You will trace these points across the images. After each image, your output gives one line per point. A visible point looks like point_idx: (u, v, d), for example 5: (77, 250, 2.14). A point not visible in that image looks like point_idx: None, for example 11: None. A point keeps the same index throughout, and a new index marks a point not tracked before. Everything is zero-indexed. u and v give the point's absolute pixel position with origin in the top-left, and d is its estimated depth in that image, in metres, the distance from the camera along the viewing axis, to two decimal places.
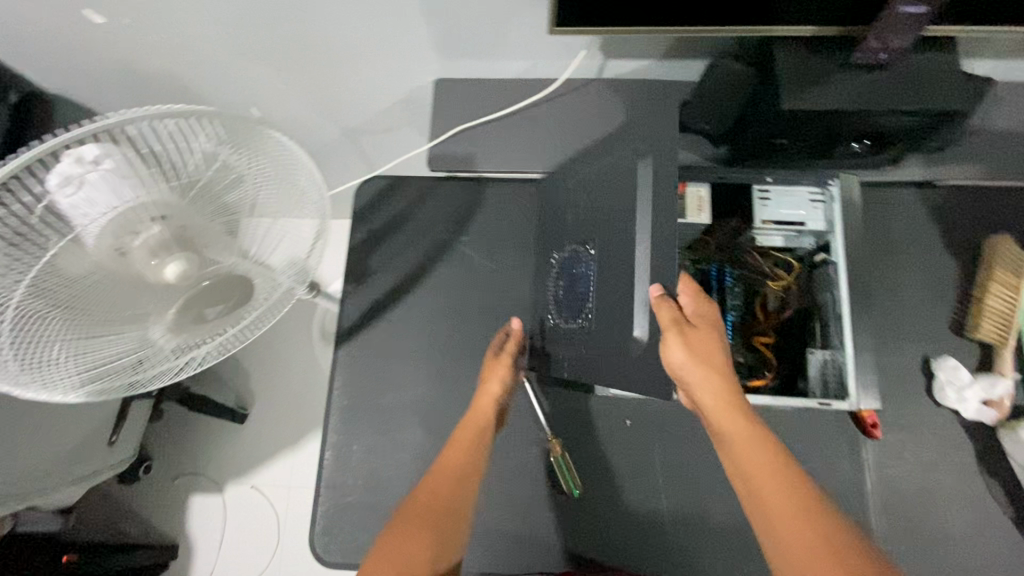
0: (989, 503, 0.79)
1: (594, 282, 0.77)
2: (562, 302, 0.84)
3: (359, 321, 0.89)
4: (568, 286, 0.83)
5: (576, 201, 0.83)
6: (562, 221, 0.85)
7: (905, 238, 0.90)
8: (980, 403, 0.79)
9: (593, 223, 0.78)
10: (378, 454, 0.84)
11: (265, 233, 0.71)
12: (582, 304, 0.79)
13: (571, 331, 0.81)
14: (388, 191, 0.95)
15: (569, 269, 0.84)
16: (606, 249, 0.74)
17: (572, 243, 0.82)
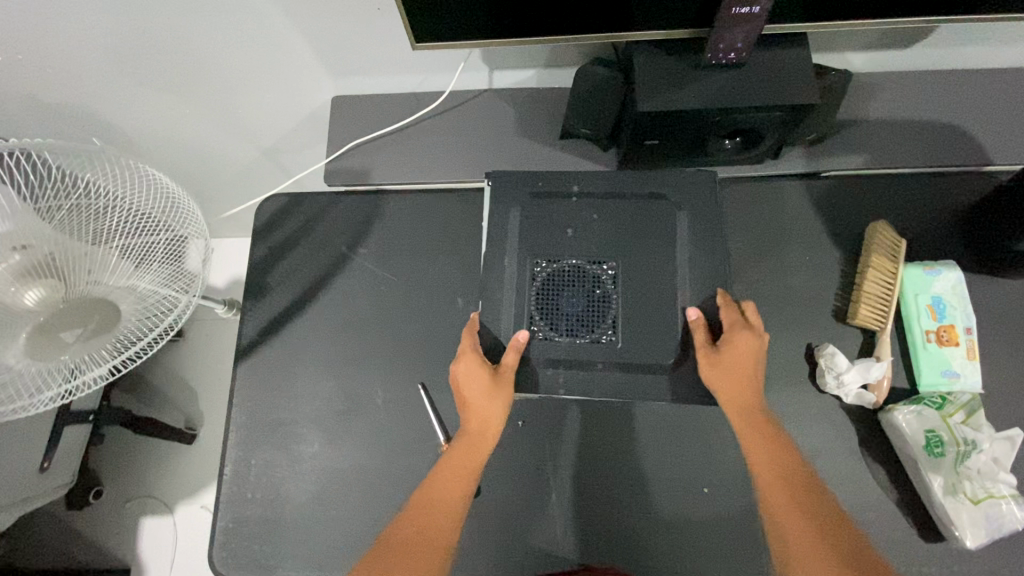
0: (875, 486, 0.80)
1: (618, 304, 0.75)
2: (547, 314, 0.76)
3: (259, 337, 0.91)
4: (557, 299, 0.76)
5: (579, 216, 0.79)
6: (553, 230, 0.78)
7: (792, 229, 0.91)
8: (858, 387, 0.81)
9: (613, 246, 0.77)
10: (277, 467, 0.86)
11: (142, 254, 0.74)
12: (599, 320, 0.75)
13: (580, 346, 0.74)
14: (288, 209, 0.97)
15: (558, 281, 0.77)
16: (639, 277, 0.76)
17: (578, 258, 0.77)
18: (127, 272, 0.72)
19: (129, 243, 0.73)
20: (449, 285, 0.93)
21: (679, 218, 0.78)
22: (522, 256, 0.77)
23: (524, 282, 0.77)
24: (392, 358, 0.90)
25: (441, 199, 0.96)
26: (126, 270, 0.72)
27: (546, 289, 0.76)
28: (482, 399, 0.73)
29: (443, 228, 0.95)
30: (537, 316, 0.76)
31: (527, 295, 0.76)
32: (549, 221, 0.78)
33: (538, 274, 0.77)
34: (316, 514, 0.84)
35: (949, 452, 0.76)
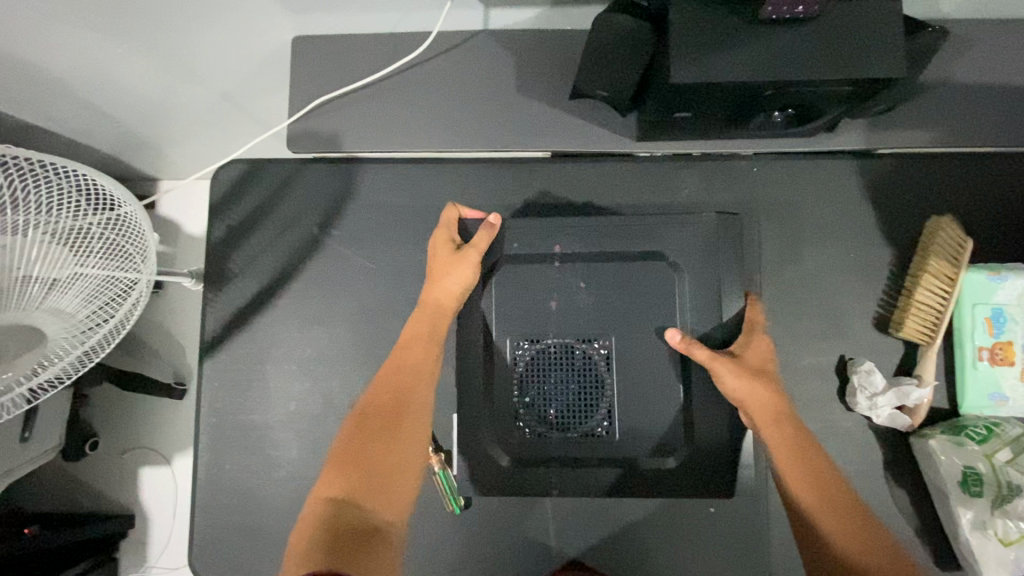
0: (897, 511, 0.73)
1: (613, 388, 0.65)
2: (534, 404, 0.66)
3: (223, 331, 0.81)
4: (542, 385, 0.66)
5: (564, 286, 0.66)
6: (534, 304, 0.66)
7: (839, 221, 0.78)
8: (891, 409, 0.72)
9: (603, 319, 0.65)
10: (251, 472, 0.79)
11: (73, 244, 0.64)
12: (593, 408, 0.65)
13: (572, 443, 0.65)
14: (249, 180, 0.83)
15: (544, 364, 0.66)
16: (632, 349, 0.65)
17: (563, 338, 0.65)
18: (62, 264, 0.63)
19: (50, 231, 0.62)
20: None
21: (679, 280, 0.66)
22: (499, 334, 0.67)
23: (506, 370, 0.66)
24: (372, 359, 0.80)
25: (423, 171, 0.82)
26: (59, 262, 0.63)
27: (530, 374, 0.66)
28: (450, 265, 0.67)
29: (431, 208, 0.81)
30: (523, 408, 0.66)
31: (509, 385, 0.66)
32: (530, 294, 0.66)
33: (519, 359, 0.66)
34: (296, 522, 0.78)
35: (985, 491, 0.69)
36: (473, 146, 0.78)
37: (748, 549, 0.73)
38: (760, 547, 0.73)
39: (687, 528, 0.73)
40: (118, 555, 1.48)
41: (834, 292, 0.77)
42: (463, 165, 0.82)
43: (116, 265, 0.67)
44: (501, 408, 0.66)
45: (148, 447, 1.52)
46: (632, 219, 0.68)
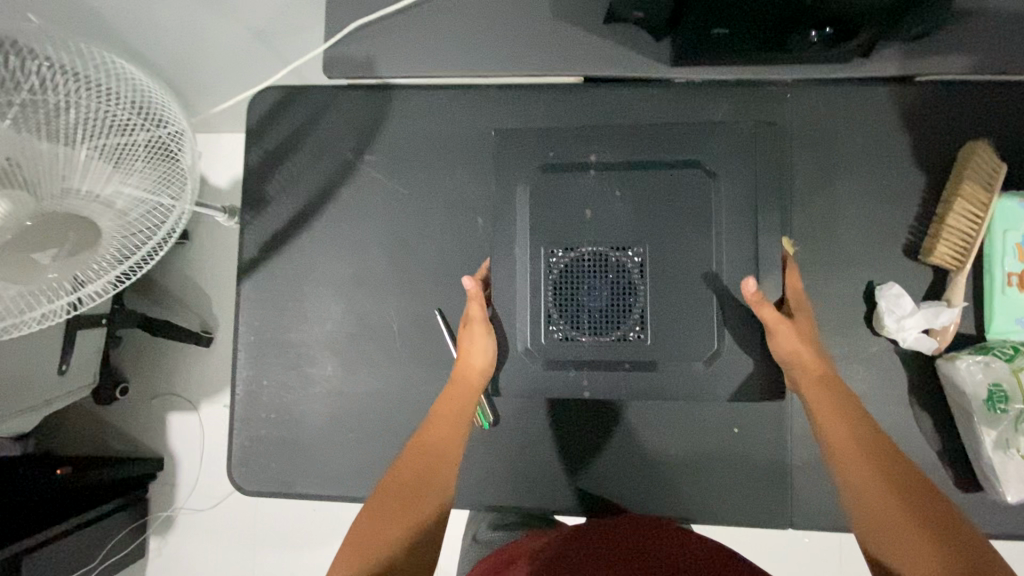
0: (919, 434, 0.75)
1: (648, 295, 0.60)
2: (568, 310, 0.62)
3: (261, 253, 0.83)
4: (577, 293, 0.61)
5: (598, 194, 0.61)
6: (566, 212, 0.62)
7: (871, 149, 0.78)
8: (918, 332, 0.73)
9: (640, 226, 0.61)
10: (289, 389, 0.82)
11: (116, 158, 0.65)
12: (626, 313, 0.61)
13: (604, 347, 0.61)
14: (284, 106, 0.84)
15: (578, 271, 0.61)
16: (671, 261, 0.60)
17: (598, 245, 0.61)
18: (106, 178, 0.64)
19: (102, 143, 0.63)
20: (467, 202, 0.81)
21: (719, 191, 0.61)
22: None
23: (537, 278, 0.62)
24: (405, 281, 0.82)
25: (456, 98, 0.82)
26: (104, 175, 0.64)
27: (564, 282, 0.62)
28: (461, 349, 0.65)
29: (463, 133, 0.82)
30: (556, 313, 0.62)
31: (541, 292, 0.62)
32: (563, 204, 0.62)
33: (554, 267, 0.62)
34: (332, 437, 0.81)
35: (1008, 409, 0.70)
36: (507, 70, 0.79)
37: (771, 466, 0.75)
38: (783, 465, 0.75)
39: (712, 444, 0.76)
40: (149, 495, 1.53)
41: (864, 219, 0.77)
42: (494, 92, 0.83)
43: (157, 185, 0.70)
44: (533, 316, 0.62)
45: (176, 393, 1.56)
46: (672, 124, 0.63)
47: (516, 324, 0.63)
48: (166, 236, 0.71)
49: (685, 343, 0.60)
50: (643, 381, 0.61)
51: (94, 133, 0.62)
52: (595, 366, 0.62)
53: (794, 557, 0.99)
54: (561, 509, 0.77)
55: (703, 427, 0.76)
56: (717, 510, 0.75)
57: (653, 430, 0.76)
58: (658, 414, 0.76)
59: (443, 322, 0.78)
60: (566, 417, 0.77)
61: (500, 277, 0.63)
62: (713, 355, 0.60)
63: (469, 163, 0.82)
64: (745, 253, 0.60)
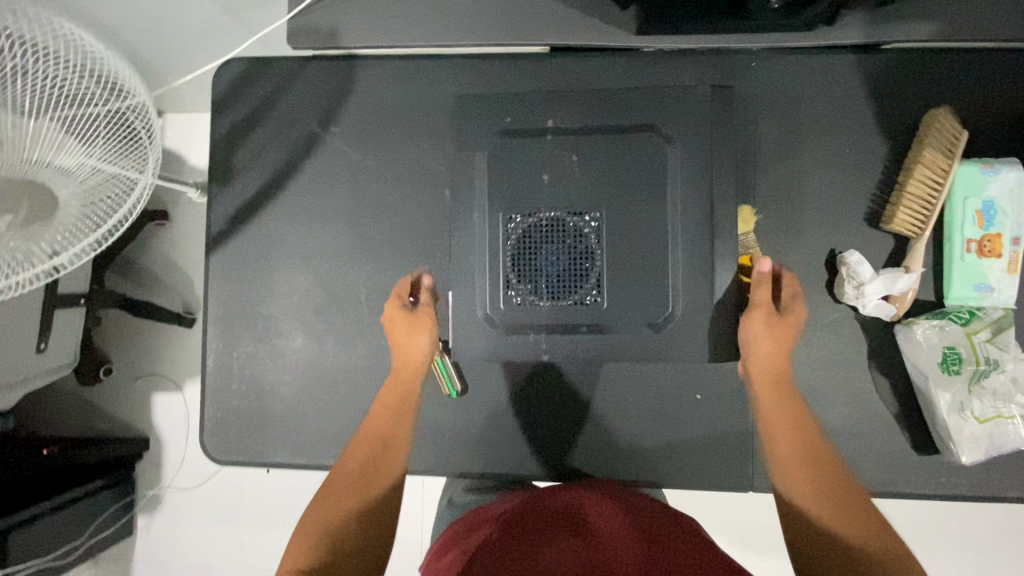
0: (877, 399, 0.76)
1: (604, 259, 0.61)
2: (526, 275, 0.62)
3: (229, 226, 0.83)
4: (534, 259, 0.62)
5: (555, 158, 0.62)
6: (523, 177, 0.62)
7: (834, 117, 0.78)
8: (878, 298, 0.74)
9: (597, 190, 0.61)
10: (259, 361, 0.83)
11: (72, 129, 0.65)
12: (582, 278, 0.61)
13: (561, 312, 0.62)
14: (249, 77, 0.84)
15: (536, 237, 0.62)
16: (627, 225, 0.61)
17: (555, 210, 0.61)
18: (65, 148, 0.64)
19: (61, 114, 0.64)
20: (433, 173, 0.82)
21: (673, 156, 0.61)
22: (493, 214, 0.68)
23: (495, 243, 0.62)
24: (372, 253, 0.82)
25: (421, 68, 0.82)
26: (64, 146, 0.64)
27: (521, 248, 0.62)
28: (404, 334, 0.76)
29: (429, 103, 0.82)
30: (514, 279, 0.62)
31: (500, 258, 0.62)
32: (520, 169, 0.62)
33: (511, 232, 0.62)
34: (303, 407, 0.82)
35: (964, 370, 0.73)
36: (471, 39, 0.78)
37: (732, 431, 0.77)
38: (743, 428, 0.77)
39: (675, 409, 0.77)
40: (135, 474, 1.54)
41: (828, 187, 0.78)
42: (460, 62, 0.82)
43: (117, 157, 0.69)
44: (492, 281, 0.63)
45: (160, 373, 1.57)
46: (628, 90, 0.63)
47: (475, 290, 0.63)
48: (129, 212, 0.68)
49: (640, 307, 0.61)
50: (600, 345, 0.62)
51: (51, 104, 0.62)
52: (552, 331, 0.62)
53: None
54: (527, 473, 0.79)
55: (665, 392, 0.78)
56: (678, 473, 0.77)
57: (618, 396, 0.77)
58: (620, 381, 0.78)
59: (412, 295, 0.80)
60: (532, 385, 0.78)
61: (458, 244, 0.64)
62: (668, 320, 0.61)
63: (435, 134, 0.82)
64: (699, 218, 0.61)
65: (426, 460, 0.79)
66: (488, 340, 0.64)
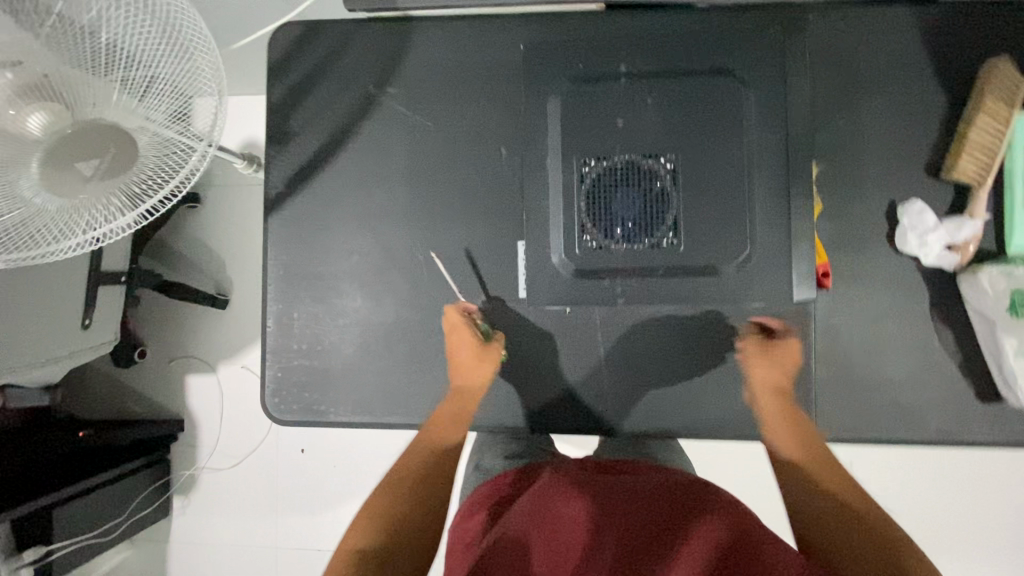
0: (938, 348, 0.77)
1: (680, 200, 0.61)
2: (602, 219, 0.63)
3: (287, 187, 0.84)
4: (609, 202, 0.62)
5: (629, 102, 0.62)
6: (599, 121, 0.63)
7: (894, 68, 0.78)
8: (941, 247, 0.74)
9: (671, 133, 0.62)
10: (319, 321, 0.83)
11: (144, 89, 0.64)
12: (658, 220, 0.62)
13: (639, 255, 0.62)
14: (304, 40, 0.84)
15: (611, 181, 0.62)
16: (703, 167, 0.61)
17: (630, 153, 0.62)
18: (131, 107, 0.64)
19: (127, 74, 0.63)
20: (490, 132, 0.82)
21: (747, 99, 0.62)
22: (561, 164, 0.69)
23: (570, 188, 0.63)
24: (430, 212, 0.83)
25: (476, 27, 0.82)
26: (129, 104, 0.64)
27: (597, 192, 0.62)
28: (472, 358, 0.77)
29: (485, 62, 0.82)
30: (590, 223, 0.63)
31: (575, 203, 0.63)
32: (594, 113, 0.63)
33: (587, 176, 0.62)
34: (364, 366, 0.83)
35: None
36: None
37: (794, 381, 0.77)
38: (805, 379, 0.77)
39: (738, 360, 0.78)
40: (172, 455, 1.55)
41: (887, 138, 0.78)
42: (514, 21, 0.82)
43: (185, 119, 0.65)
44: (567, 226, 0.63)
45: None
46: (699, 35, 0.63)
47: (551, 236, 0.63)
48: (178, 181, 0.62)
49: (717, 247, 0.61)
50: (679, 287, 0.62)
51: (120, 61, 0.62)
52: (630, 274, 0.62)
53: None
54: (588, 424, 0.80)
55: (726, 344, 0.78)
56: (740, 423, 0.78)
57: (679, 347, 0.78)
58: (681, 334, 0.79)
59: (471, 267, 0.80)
60: (593, 340, 0.79)
61: (532, 191, 0.64)
62: (746, 259, 0.61)
63: (491, 93, 0.82)
64: (774, 160, 0.61)
65: (487, 413, 0.81)
66: (564, 285, 0.64)
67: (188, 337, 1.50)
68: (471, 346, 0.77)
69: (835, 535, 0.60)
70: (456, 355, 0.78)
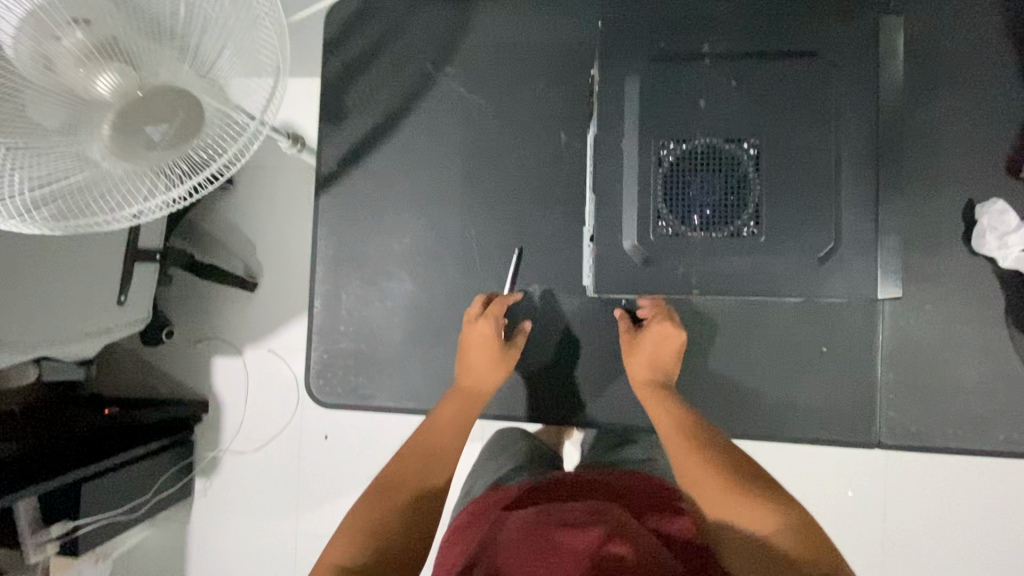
0: (1011, 353, 0.74)
1: (761, 189, 0.59)
2: (678, 204, 0.60)
3: (340, 166, 0.82)
4: (687, 188, 0.60)
5: (712, 84, 0.60)
6: (680, 103, 0.60)
7: (979, 60, 0.74)
8: (1021, 250, 0.71)
9: (756, 116, 0.59)
10: (367, 303, 0.82)
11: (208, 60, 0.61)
12: (738, 208, 0.59)
13: (716, 244, 0.59)
14: (361, 16, 0.82)
15: (689, 166, 0.60)
16: (787, 154, 0.59)
17: (711, 137, 0.60)
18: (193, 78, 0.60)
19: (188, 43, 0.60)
20: (549, 115, 0.80)
21: (838, 82, 0.59)
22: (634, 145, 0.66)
23: (646, 171, 0.60)
24: (485, 195, 0.81)
25: (540, 5, 0.79)
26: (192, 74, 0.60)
27: (673, 177, 0.60)
28: (486, 361, 0.75)
29: (546, 44, 0.80)
30: (665, 209, 0.60)
31: (651, 187, 0.60)
32: (674, 95, 0.60)
33: (664, 160, 0.60)
34: (412, 351, 0.81)
35: None
36: None
37: (856, 382, 0.75)
38: (867, 379, 0.75)
39: (797, 358, 0.76)
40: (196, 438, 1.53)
41: (969, 134, 0.74)
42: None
43: (245, 90, 0.65)
44: (641, 211, 0.61)
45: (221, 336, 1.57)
46: (785, 18, 0.61)
47: (623, 221, 0.61)
48: (239, 151, 0.63)
49: (799, 238, 0.59)
50: (755, 277, 0.59)
51: (184, 29, 0.59)
52: (704, 263, 0.60)
53: (850, 484, 1.01)
54: (638, 418, 0.78)
55: (785, 341, 0.76)
56: (796, 422, 0.76)
57: (733, 343, 0.77)
58: (739, 329, 0.77)
59: (518, 259, 0.79)
60: None
61: (604, 175, 0.62)
62: (829, 253, 0.59)
63: (553, 75, 0.80)
64: (863, 148, 0.59)
65: (536, 403, 0.80)
66: (635, 272, 0.61)
67: (216, 318, 1.48)
68: (489, 350, 0.75)
69: (705, 485, 0.62)
70: (472, 361, 0.75)
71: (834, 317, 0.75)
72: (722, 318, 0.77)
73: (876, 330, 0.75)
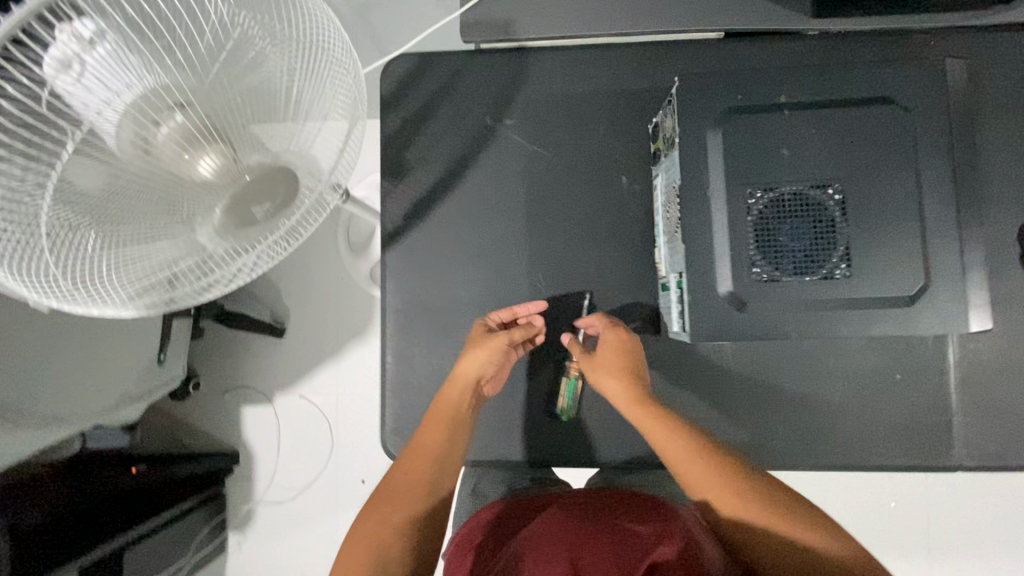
0: None
1: (851, 232, 0.60)
2: (769, 251, 0.62)
3: (405, 221, 0.82)
4: (777, 235, 0.62)
5: (793, 133, 0.62)
6: (764, 153, 0.62)
7: None
8: None
9: (840, 162, 0.61)
10: (439, 356, 0.82)
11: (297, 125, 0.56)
12: (828, 251, 0.61)
13: (810, 286, 0.61)
14: (418, 73, 0.83)
15: (778, 213, 0.62)
16: (873, 196, 0.61)
17: (798, 184, 0.61)
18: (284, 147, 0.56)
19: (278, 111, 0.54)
20: (611, 161, 0.81)
21: (915, 125, 0.61)
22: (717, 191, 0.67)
23: (735, 219, 0.62)
24: (553, 242, 0.81)
25: (595, 57, 0.81)
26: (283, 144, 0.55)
27: (763, 225, 0.62)
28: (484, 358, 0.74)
29: (603, 93, 0.81)
30: (757, 256, 0.62)
31: (742, 235, 0.62)
32: (756, 145, 0.62)
33: (753, 209, 0.62)
34: (489, 402, 0.81)
35: None
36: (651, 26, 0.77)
37: (930, 406, 0.77)
38: (940, 403, 0.77)
39: (871, 386, 0.77)
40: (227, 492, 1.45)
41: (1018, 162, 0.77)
42: (632, 50, 0.81)
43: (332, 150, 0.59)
44: (732, 258, 0.62)
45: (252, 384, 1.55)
46: (854, 66, 0.64)
47: (715, 268, 0.62)
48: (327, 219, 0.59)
49: (891, 277, 0.60)
50: (850, 317, 0.61)
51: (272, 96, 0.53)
52: (799, 305, 0.61)
53: None
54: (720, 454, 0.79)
55: (858, 370, 0.78)
56: (876, 449, 0.77)
57: (809, 376, 0.78)
58: (814, 362, 0.78)
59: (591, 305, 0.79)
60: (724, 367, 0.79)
61: (693, 224, 0.63)
62: (920, 290, 0.60)
63: (612, 123, 0.82)
64: (944, 187, 0.61)
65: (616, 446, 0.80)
66: (730, 318, 0.62)
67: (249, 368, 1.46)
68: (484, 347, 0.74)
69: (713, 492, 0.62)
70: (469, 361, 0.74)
71: (904, 344, 0.77)
72: (796, 352, 0.79)
73: (946, 355, 0.77)
